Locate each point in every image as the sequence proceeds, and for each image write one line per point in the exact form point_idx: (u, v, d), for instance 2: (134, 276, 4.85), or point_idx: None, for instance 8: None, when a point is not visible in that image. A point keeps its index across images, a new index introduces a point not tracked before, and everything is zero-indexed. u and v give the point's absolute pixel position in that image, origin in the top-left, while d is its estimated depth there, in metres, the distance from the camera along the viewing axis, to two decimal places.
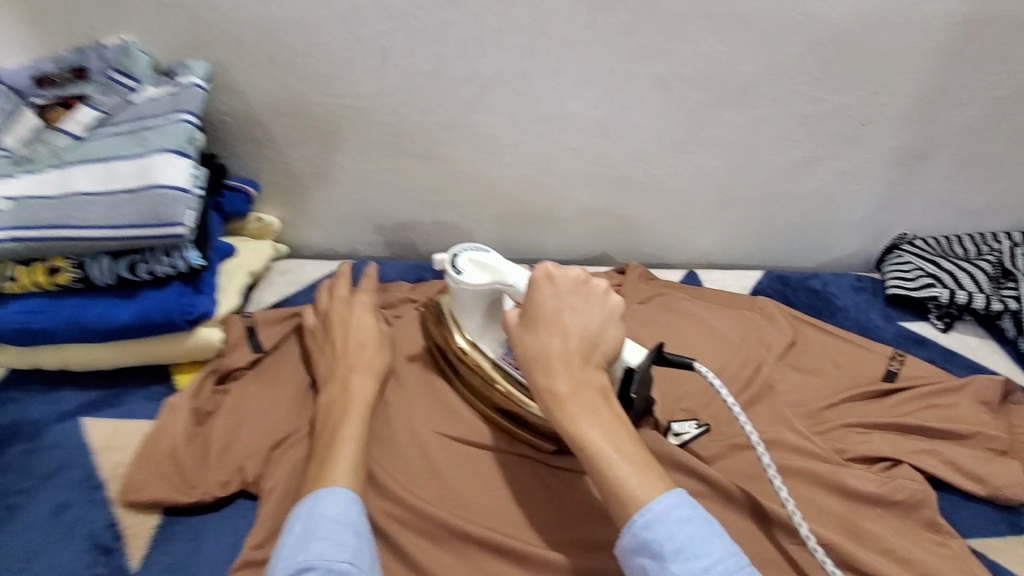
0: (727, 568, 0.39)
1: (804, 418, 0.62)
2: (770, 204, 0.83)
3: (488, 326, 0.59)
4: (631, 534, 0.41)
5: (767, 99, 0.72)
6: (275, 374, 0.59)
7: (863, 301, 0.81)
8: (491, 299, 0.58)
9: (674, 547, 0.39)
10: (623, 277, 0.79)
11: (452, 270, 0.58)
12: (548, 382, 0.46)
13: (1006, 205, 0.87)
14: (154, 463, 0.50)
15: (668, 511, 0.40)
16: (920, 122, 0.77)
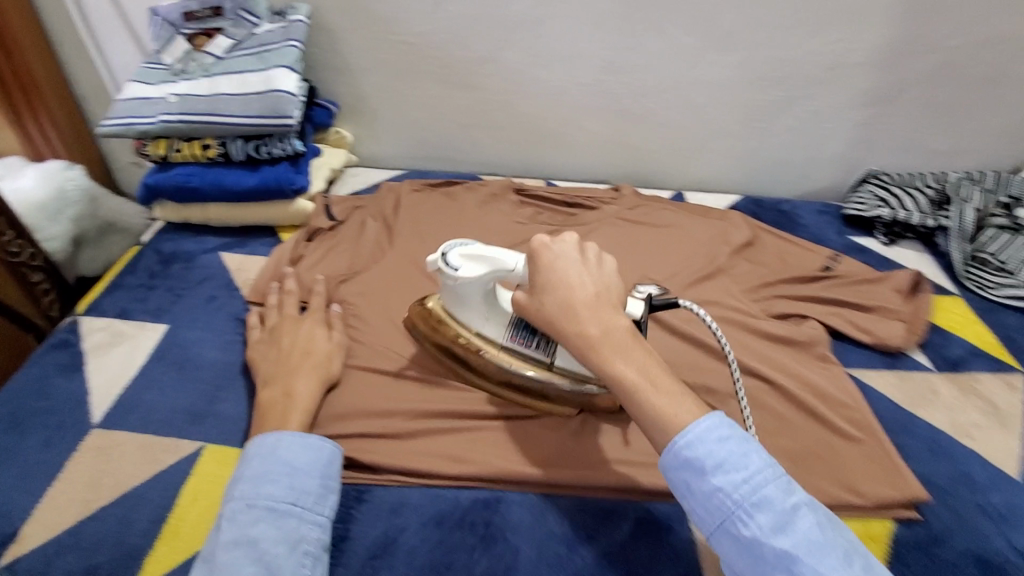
0: (765, 480, 0.44)
1: (743, 290, 0.81)
2: (751, 137, 0.99)
3: (490, 313, 0.60)
4: (672, 451, 0.46)
5: (744, 44, 0.88)
6: (346, 236, 0.82)
7: (823, 221, 0.97)
8: (486, 289, 0.59)
9: (715, 462, 0.44)
10: (618, 194, 0.98)
11: (446, 266, 0.59)
12: (581, 332, 0.50)
13: (964, 148, 0.99)
14: (268, 279, 0.74)
15: (704, 429, 0.45)
16: (884, 67, 0.90)
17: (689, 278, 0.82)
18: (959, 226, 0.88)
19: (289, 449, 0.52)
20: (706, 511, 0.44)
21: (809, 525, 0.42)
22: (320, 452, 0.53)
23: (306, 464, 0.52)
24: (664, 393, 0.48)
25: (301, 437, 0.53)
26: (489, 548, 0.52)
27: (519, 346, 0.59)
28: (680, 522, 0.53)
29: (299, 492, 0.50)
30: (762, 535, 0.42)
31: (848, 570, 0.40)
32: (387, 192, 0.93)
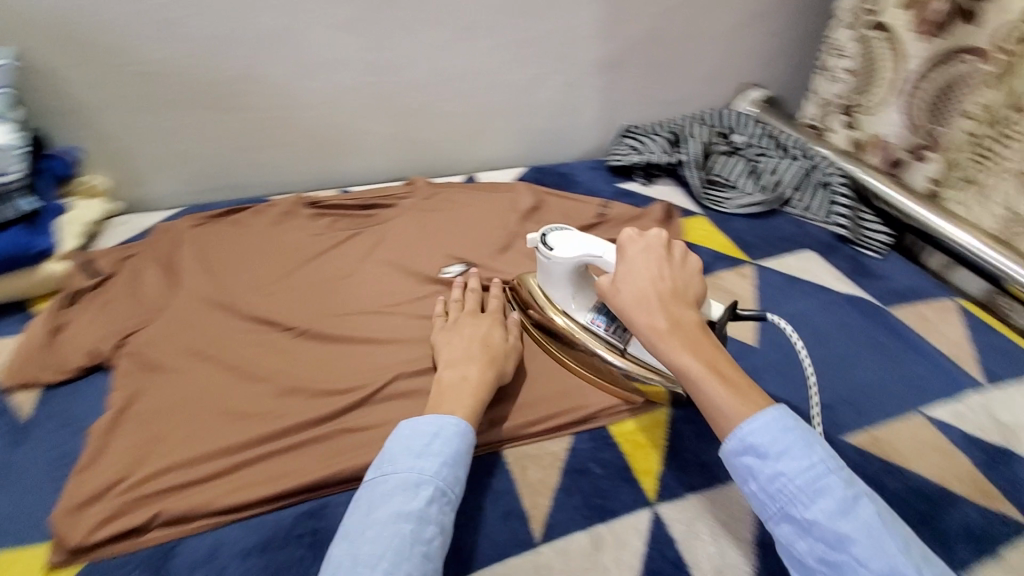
0: (826, 470, 0.44)
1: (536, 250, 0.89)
2: (521, 114, 1.09)
3: (577, 292, 0.66)
4: (735, 437, 0.47)
5: (488, 31, 0.97)
6: (119, 289, 0.76)
7: (595, 175, 1.10)
8: (577, 271, 0.65)
9: (777, 448, 0.45)
10: (413, 187, 1.02)
11: (543, 246, 0.65)
12: (648, 322, 0.53)
13: (687, 95, 1.20)
14: (23, 359, 0.65)
15: (772, 419, 0.46)
16: (608, 37, 1.05)
17: (489, 250, 0.89)
18: (692, 158, 1.06)
19: (422, 428, 0.51)
20: (767, 495, 0.45)
21: (867, 511, 0.42)
22: (446, 426, 0.52)
23: (427, 438, 0.51)
24: (722, 378, 0.49)
25: (410, 423, 0.52)
26: (320, 553, 0.50)
27: (598, 328, 0.64)
28: (499, 467, 0.58)
29: (439, 468, 0.49)
30: (820, 522, 0.43)
31: (902, 556, 0.40)
32: (162, 231, 0.86)
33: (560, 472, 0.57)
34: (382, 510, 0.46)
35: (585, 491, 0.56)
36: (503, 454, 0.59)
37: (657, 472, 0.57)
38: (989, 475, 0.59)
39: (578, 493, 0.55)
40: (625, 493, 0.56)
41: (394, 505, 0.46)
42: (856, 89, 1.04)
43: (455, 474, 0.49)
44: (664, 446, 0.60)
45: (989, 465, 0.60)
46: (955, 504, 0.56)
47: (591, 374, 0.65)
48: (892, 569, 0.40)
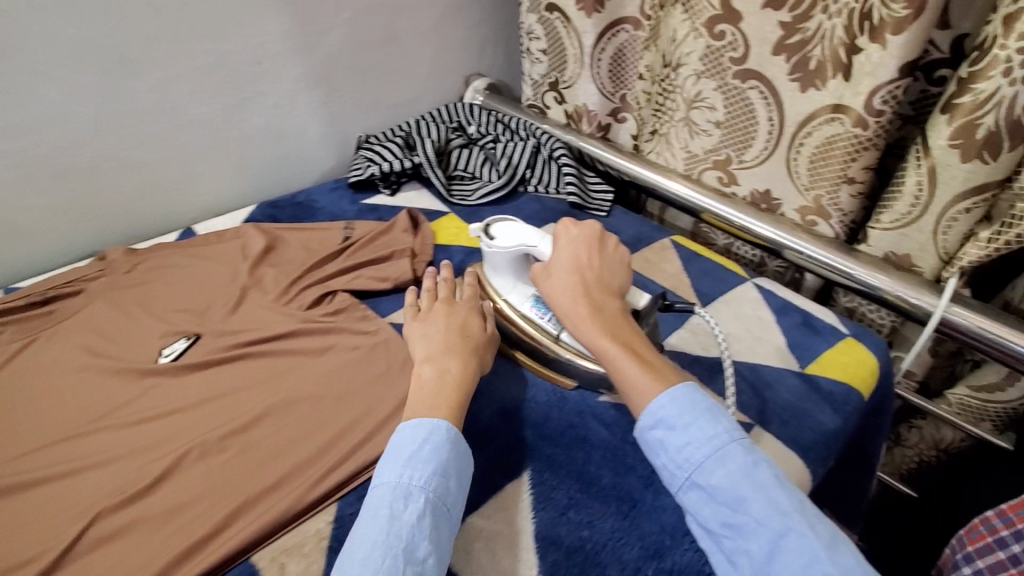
0: (728, 440, 0.50)
1: (276, 296, 0.79)
2: (231, 148, 0.97)
3: (518, 279, 0.71)
4: (647, 414, 0.53)
5: (151, 64, 0.82)
6: None
7: (336, 196, 1.03)
8: (518, 259, 0.70)
9: (682, 422, 0.51)
10: (107, 261, 0.83)
11: (486, 236, 0.71)
12: (572, 308, 0.60)
13: (414, 96, 1.19)
14: None
15: (684, 395, 0.52)
16: (305, 50, 0.98)
17: (221, 311, 0.76)
18: (427, 158, 1.04)
19: (417, 431, 0.52)
20: (675, 464, 0.51)
21: (765, 475, 0.48)
22: (434, 431, 0.52)
23: (416, 443, 0.51)
24: (642, 362, 0.55)
25: (421, 421, 0.52)
26: None
27: (541, 320, 0.67)
28: None
29: (429, 477, 0.49)
30: (724, 488, 0.48)
31: (794, 512, 0.46)
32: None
33: (326, 552, 0.52)
34: (369, 530, 0.45)
35: None
36: (255, 558, 0.51)
37: None
38: (714, 388, 0.68)
39: None
40: None
41: (373, 536, 0.45)
42: (554, 67, 1.11)
43: (446, 480, 0.50)
44: None
45: (710, 378, 0.69)
46: None
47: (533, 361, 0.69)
48: (786, 525, 0.45)
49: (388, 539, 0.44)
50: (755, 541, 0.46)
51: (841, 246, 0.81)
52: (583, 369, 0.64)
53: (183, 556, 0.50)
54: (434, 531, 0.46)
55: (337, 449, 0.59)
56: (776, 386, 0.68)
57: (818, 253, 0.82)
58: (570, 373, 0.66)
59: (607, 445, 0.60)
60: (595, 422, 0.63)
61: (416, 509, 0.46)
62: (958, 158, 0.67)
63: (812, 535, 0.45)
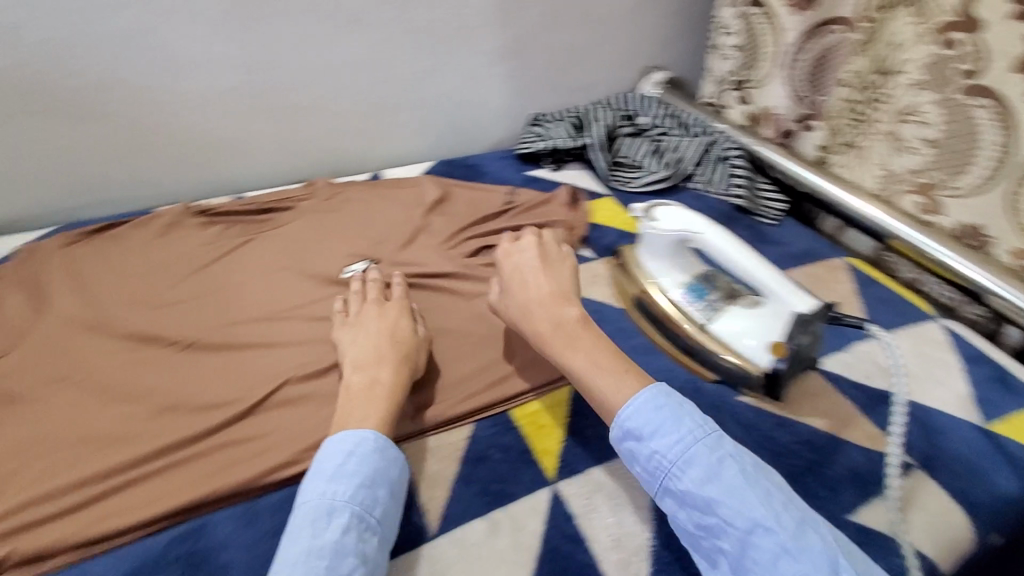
0: (693, 441, 0.48)
1: (441, 241, 0.86)
2: (423, 107, 1.07)
3: (671, 263, 0.71)
4: (617, 425, 0.52)
5: (376, 22, 0.94)
6: None
7: (505, 164, 1.10)
8: (677, 244, 0.69)
9: (651, 429, 0.50)
10: (313, 188, 0.98)
11: (648, 218, 0.70)
12: (534, 329, 0.59)
13: (592, 80, 1.22)
14: None
15: (644, 401, 0.51)
16: (502, 25, 1.05)
17: (396, 245, 0.85)
18: (596, 140, 1.07)
19: (348, 443, 0.50)
20: (648, 474, 0.49)
21: (730, 473, 0.47)
22: (362, 442, 0.50)
23: (344, 459, 0.49)
24: (605, 375, 0.54)
25: (360, 432, 0.51)
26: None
27: (687, 305, 0.68)
28: None
29: (356, 490, 0.47)
30: (695, 490, 0.47)
31: (760, 508, 0.45)
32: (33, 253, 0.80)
33: (458, 462, 0.56)
34: (287, 552, 0.44)
35: (483, 478, 0.54)
36: (400, 450, 0.57)
37: (554, 451, 0.57)
38: (872, 418, 0.63)
39: (477, 480, 0.54)
40: (525, 474, 0.55)
41: (298, 536, 0.45)
42: (745, 65, 1.07)
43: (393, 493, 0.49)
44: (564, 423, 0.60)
45: (870, 407, 0.63)
46: (839, 449, 0.60)
47: (670, 344, 0.69)
48: (754, 521, 0.44)
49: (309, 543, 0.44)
50: (727, 539, 0.44)
51: None
52: (727, 364, 0.64)
53: None
54: (360, 547, 0.44)
55: (477, 380, 0.63)
56: (949, 433, 0.60)
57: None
58: (711, 365, 0.66)
59: None
60: (733, 422, 0.61)
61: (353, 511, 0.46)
62: None
63: (777, 527, 0.44)
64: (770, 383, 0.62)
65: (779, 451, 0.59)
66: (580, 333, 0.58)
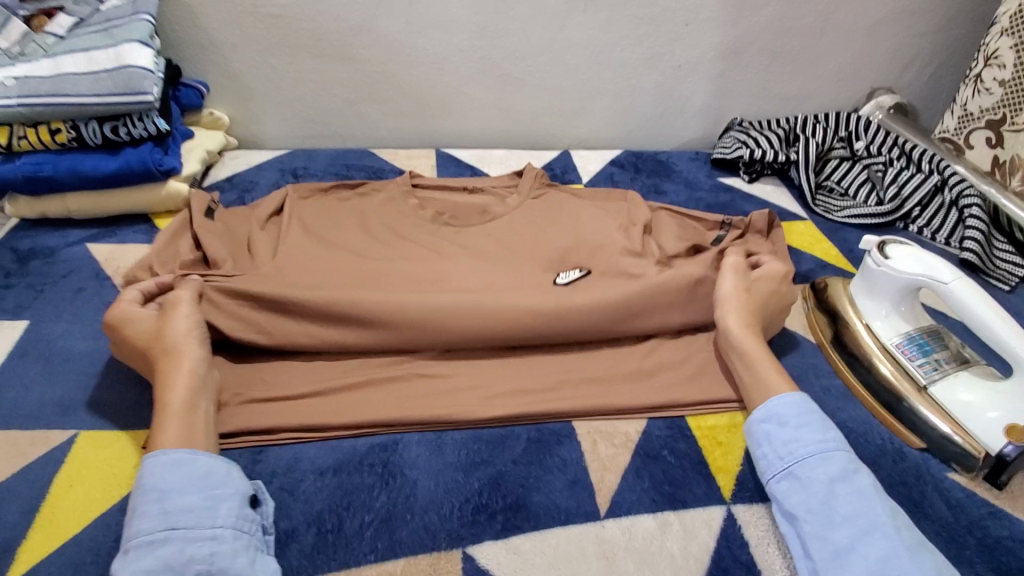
0: (834, 446, 0.51)
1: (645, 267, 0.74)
2: (625, 94, 1.06)
3: (892, 309, 0.64)
4: (764, 409, 0.54)
5: (606, 3, 0.94)
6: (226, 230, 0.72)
7: (695, 166, 1.05)
8: (908, 288, 0.62)
9: (796, 420, 0.52)
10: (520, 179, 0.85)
11: (879, 252, 0.63)
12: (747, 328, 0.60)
13: (807, 94, 1.12)
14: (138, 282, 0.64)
15: (798, 399, 0.54)
16: (729, 22, 1.00)
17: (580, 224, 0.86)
18: (804, 158, 0.99)
19: (158, 476, 0.45)
20: (778, 456, 0.51)
21: (861, 480, 0.49)
22: (186, 462, 0.47)
23: (167, 493, 0.45)
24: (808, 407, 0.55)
25: (165, 453, 0.47)
26: (389, 484, 0.52)
27: (905, 359, 0.61)
28: (569, 437, 0.57)
29: (187, 510, 0.44)
30: (825, 483, 0.49)
31: (885, 516, 0.46)
32: (283, 167, 0.94)
33: (631, 453, 0.56)
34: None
35: (655, 476, 0.54)
36: (574, 425, 0.58)
37: (731, 471, 0.55)
38: None
39: (649, 477, 0.54)
40: (698, 485, 0.53)
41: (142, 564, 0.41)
42: (1008, 104, 0.92)
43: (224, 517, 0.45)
44: (741, 448, 0.57)
45: None
46: None
47: (867, 393, 0.62)
48: (874, 523, 0.46)
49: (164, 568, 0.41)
50: (839, 533, 0.46)
51: None
52: (938, 433, 0.57)
53: (523, 392, 0.60)
54: (218, 558, 0.43)
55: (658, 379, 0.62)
56: None
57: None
58: (919, 431, 0.59)
59: (943, 523, 0.53)
60: (937, 497, 0.55)
61: (193, 535, 0.43)
62: None
63: (895, 535, 0.45)
64: (993, 467, 0.54)
65: (992, 545, 0.51)
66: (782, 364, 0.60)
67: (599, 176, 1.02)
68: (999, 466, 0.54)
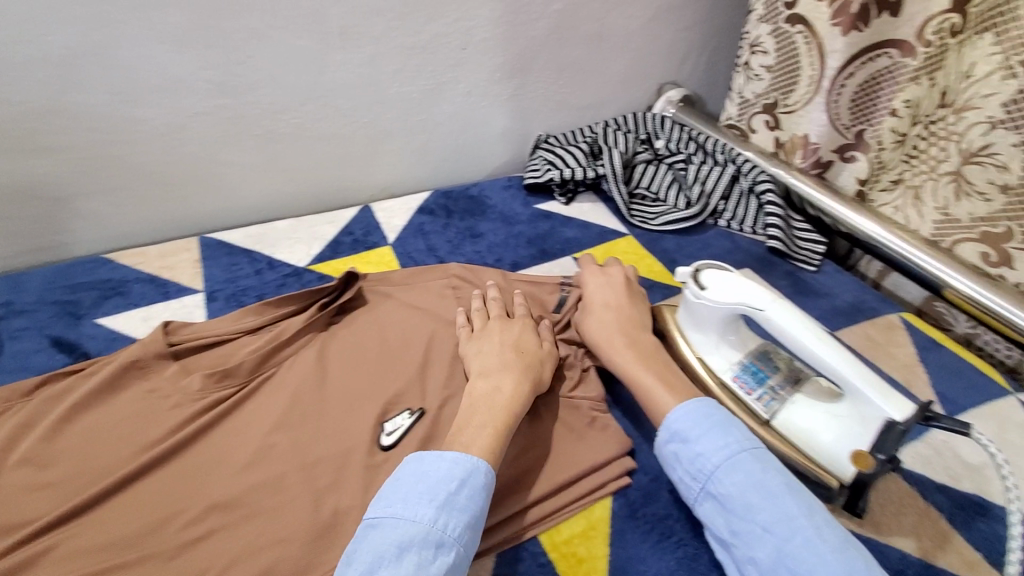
0: (739, 450, 0.49)
1: None
2: (418, 130, 0.96)
3: (722, 339, 0.60)
4: (665, 428, 0.53)
5: (366, 38, 0.82)
6: None
7: (509, 195, 0.98)
8: (731, 317, 0.58)
9: (695, 432, 0.51)
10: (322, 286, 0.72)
11: (696, 285, 0.59)
12: (606, 340, 0.61)
13: (603, 100, 1.11)
14: None
15: (692, 407, 0.52)
16: (509, 40, 0.94)
17: (385, 283, 0.76)
18: (612, 170, 0.95)
19: (439, 464, 0.49)
20: (690, 475, 0.50)
21: (773, 482, 0.47)
22: (472, 472, 0.48)
23: (447, 480, 0.47)
24: (676, 393, 0.55)
25: (449, 454, 0.49)
26: None
27: (745, 394, 0.57)
28: None
29: (463, 528, 0.46)
30: (735, 497, 0.47)
31: (801, 517, 0.44)
32: None
33: None
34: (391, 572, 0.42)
35: None
36: None
37: None
38: (970, 538, 0.51)
39: None
40: None
41: (402, 538, 0.44)
42: (777, 88, 0.95)
43: (478, 534, 0.46)
44: (604, 559, 0.49)
45: (955, 512, 0.53)
46: None
47: None
48: (794, 530, 0.44)
49: (423, 553, 0.43)
50: (762, 547, 0.44)
51: None
52: (799, 466, 0.54)
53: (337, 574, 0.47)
54: None
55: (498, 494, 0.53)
56: None
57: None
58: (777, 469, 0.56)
59: None
60: None
61: (461, 558, 0.44)
62: None
63: (818, 540, 0.43)
64: (849, 493, 0.52)
65: None
66: (652, 355, 0.60)
67: (406, 230, 0.89)
68: (853, 490, 0.51)
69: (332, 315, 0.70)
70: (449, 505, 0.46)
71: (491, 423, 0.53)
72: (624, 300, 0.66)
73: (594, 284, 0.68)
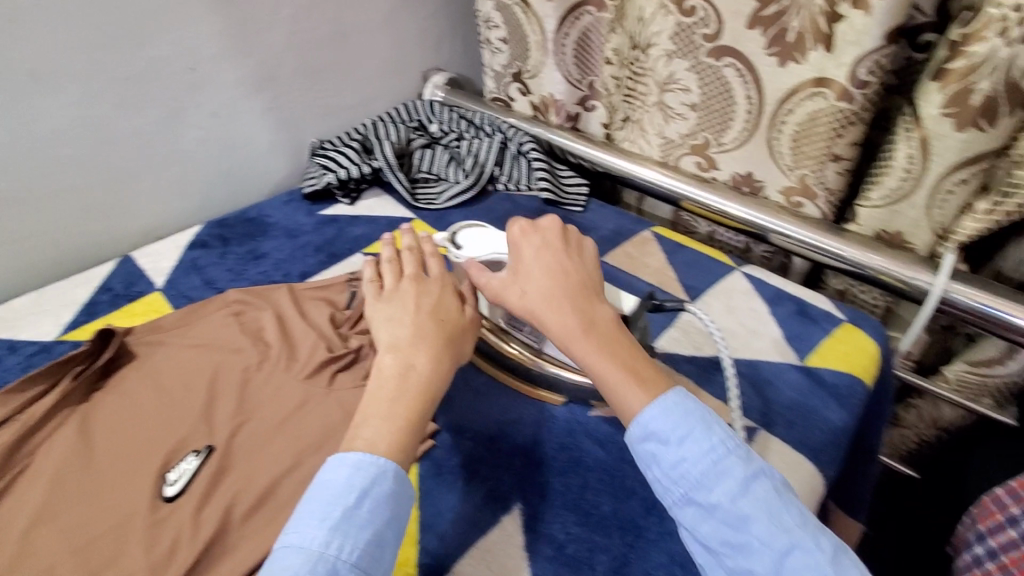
0: (725, 453, 0.47)
1: (290, 373, 0.64)
2: (167, 163, 0.89)
3: None
4: (639, 426, 0.50)
5: (64, 75, 0.74)
6: None
7: (290, 208, 0.95)
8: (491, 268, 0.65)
9: (677, 435, 0.48)
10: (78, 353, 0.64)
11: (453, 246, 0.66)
12: (558, 323, 0.55)
13: (369, 96, 1.12)
14: None
15: (672, 403, 0.49)
16: (243, 53, 0.90)
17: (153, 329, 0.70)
18: (386, 161, 0.97)
19: (337, 474, 0.47)
20: (670, 481, 0.48)
21: (763, 490, 0.46)
22: (372, 482, 0.46)
23: (345, 494, 0.45)
24: (641, 385, 0.51)
25: (352, 466, 0.47)
26: None
27: (515, 331, 0.62)
28: None
29: (360, 545, 0.44)
30: (724, 506, 0.46)
31: (794, 526, 0.45)
32: None
33: None
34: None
35: None
36: None
37: (412, 557, 0.49)
38: (712, 392, 0.62)
39: None
40: None
41: (295, 568, 0.42)
42: (516, 57, 1.03)
43: (384, 545, 0.45)
44: (416, 519, 0.51)
45: (703, 377, 0.64)
46: None
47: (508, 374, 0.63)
48: (790, 542, 0.44)
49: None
50: (759, 560, 0.44)
51: (829, 226, 0.75)
52: (571, 382, 0.60)
53: None
54: None
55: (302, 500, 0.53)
56: (787, 388, 0.62)
57: (805, 237, 0.75)
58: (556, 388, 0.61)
59: (602, 466, 0.55)
60: (589, 442, 0.58)
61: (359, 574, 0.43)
62: (952, 128, 0.59)
63: (815, 549, 0.44)
64: None
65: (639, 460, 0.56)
66: (609, 337, 0.54)
67: (177, 270, 0.83)
68: None
69: (94, 379, 0.63)
70: (346, 519, 0.45)
71: (403, 413, 0.50)
72: (568, 269, 0.58)
73: (530, 248, 0.60)
